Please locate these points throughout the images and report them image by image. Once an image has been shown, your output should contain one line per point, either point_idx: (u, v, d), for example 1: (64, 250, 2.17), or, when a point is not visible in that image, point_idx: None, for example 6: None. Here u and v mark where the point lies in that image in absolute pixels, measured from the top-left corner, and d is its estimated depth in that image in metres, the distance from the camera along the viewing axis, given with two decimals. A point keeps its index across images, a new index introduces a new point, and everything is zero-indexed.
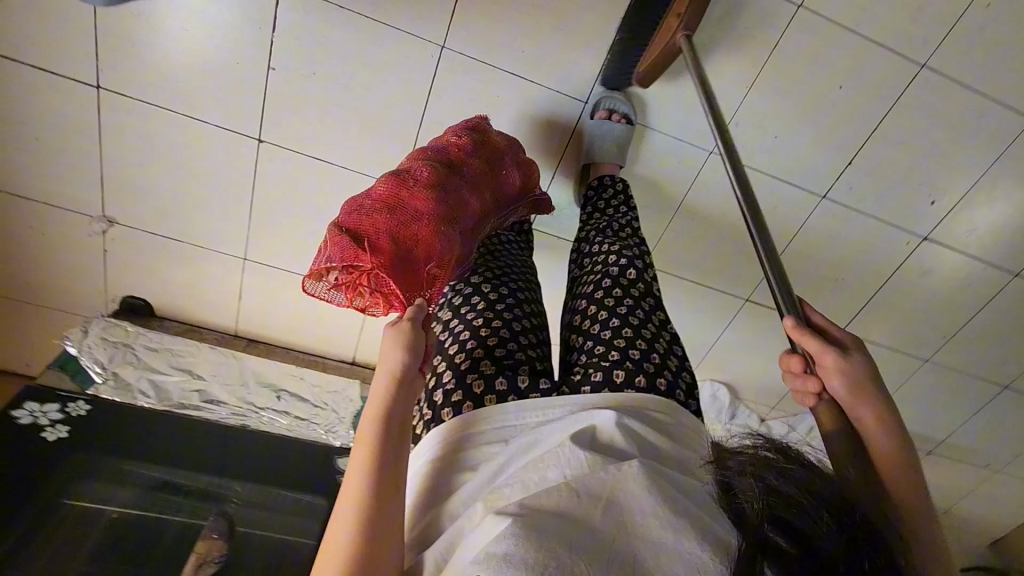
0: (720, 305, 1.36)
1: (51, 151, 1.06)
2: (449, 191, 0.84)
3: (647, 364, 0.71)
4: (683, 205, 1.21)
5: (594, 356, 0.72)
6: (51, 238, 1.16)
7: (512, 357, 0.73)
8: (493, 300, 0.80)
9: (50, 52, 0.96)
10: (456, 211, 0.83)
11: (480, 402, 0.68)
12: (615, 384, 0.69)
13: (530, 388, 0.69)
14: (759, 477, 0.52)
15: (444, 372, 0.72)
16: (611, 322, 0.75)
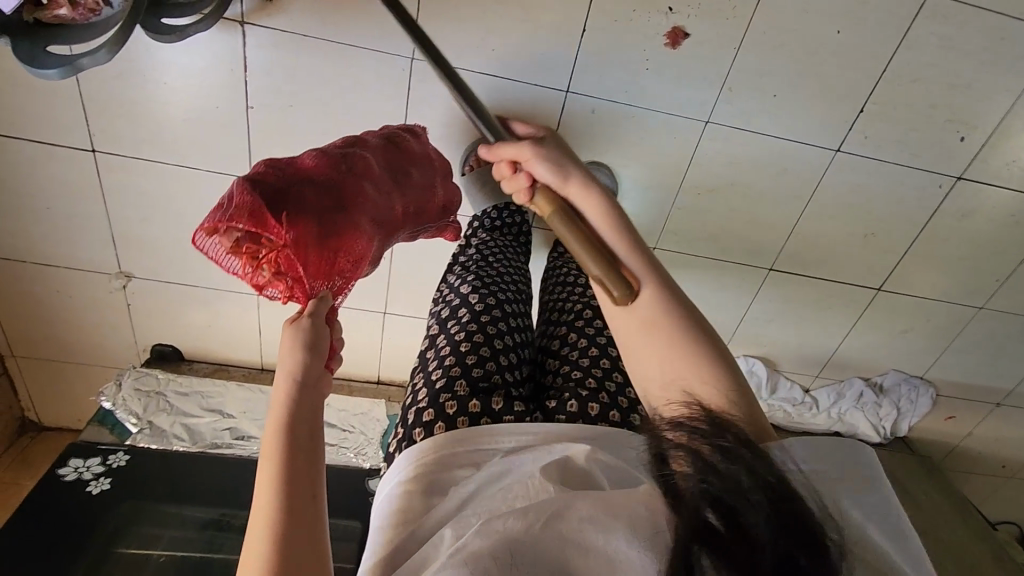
0: (742, 278, 1.29)
1: (63, 217, 1.11)
2: (359, 185, 0.84)
3: (621, 398, 0.77)
4: (687, 181, 1.16)
5: (572, 381, 0.78)
6: (78, 300, 1.22)
7: (490, 378, 0.74)
8: (477, 315, 0.81)
9: (43, 124, 1.00)
10: (363, 204, 0.84)
11: (451, 425, 0.68)
12: (591, 417, 0.74)
13: (505, 411, 0.70)
14: (703, 456, 0.49)
15: (420, 391, 0.73)
16: (593, 357, 0.81)
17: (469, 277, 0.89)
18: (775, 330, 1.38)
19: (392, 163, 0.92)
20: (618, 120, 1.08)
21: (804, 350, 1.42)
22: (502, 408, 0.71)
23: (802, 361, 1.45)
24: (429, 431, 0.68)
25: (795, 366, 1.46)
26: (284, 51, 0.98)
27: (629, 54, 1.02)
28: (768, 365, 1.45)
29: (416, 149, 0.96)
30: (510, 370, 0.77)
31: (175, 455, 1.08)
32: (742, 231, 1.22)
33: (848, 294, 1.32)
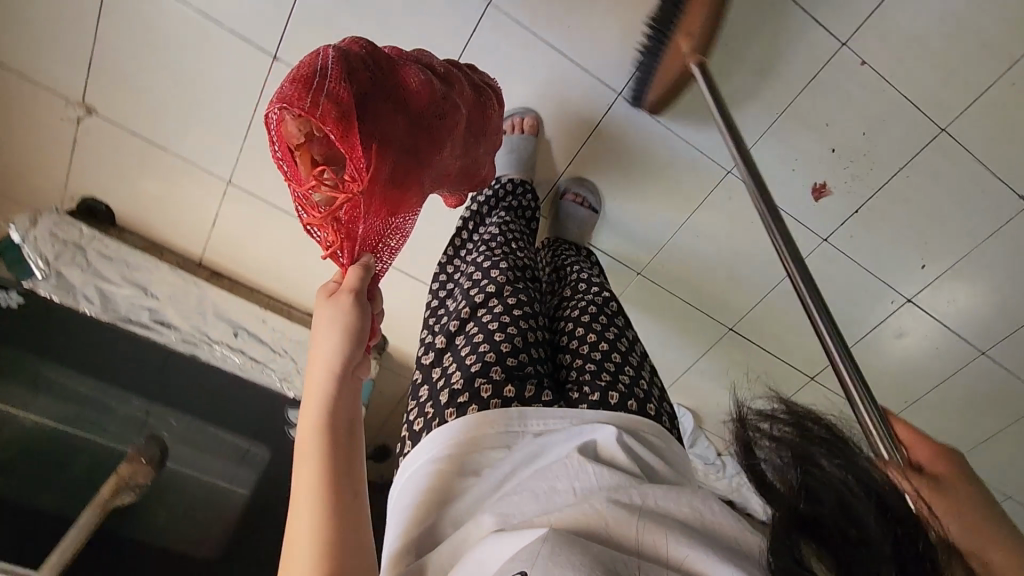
0: (704, 329, 1.34)
1: (31, 20, 0.95)
2: (428, 143, 0.82)
3: (637, 390, 0.76)
4: (690, 221, 1.20)
5: (587, 372, 0.76)
6: (14, 117, 1.05)
7: (524, 367, 0.73)
8: (505, 305, 0.79)
9: None
10: (423, 163, 0.82)
11: (487, 405, 0.68)
12: (613, 406, 0.72)
13: (536, 400, 0.70)
14: (796, 447, 0.52)
15: (453, 374, 0.72)
16: (607, 350, 0.79)
17: (495, 262, 0.88)
18: (713, 387, 1.45)
19: (467, 123, 0.91)
20: (653, 139, 1.11)
21: (731, 414, 1.50)
22: (533, 396, 0.71)
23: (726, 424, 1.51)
24: (463, 411, 0.68)
25: (717, 426, 1.53)
26: None
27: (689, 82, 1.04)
28: (695, 418, 1.51)
29: (489, 113, 0.95)
30: (538, 360, 0.76)
31: (78, 317, 0.94)
32: (719, 286, 1.28)
33: (787, 374, 1.41)
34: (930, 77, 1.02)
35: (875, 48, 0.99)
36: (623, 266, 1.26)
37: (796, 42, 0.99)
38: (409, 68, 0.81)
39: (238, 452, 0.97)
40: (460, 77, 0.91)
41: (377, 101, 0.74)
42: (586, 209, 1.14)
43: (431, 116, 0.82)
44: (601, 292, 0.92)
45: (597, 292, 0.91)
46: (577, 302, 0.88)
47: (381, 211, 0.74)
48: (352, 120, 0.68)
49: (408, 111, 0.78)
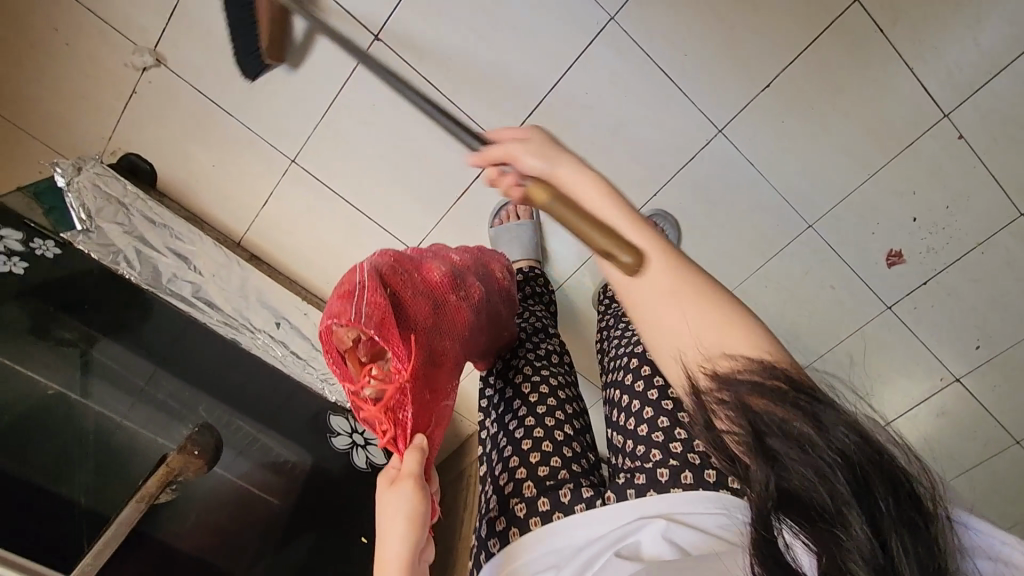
0: None
1: None
2: (481, 324, 0.80)
3: (693, 454, 0.63)
4: (761, 271, 1.15)
5: (636, 457, 0.66)
6: (74, 56, 0.96)
7: (558, 475, 0.66)
8: (530, 403, 0.74)
9: None
10: (473, 343, 0.80)
11: (526, 530, 0.63)
12: (664, 486, 0.60)
13: (576, 502, 0.63)
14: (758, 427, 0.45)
15: (491, 502, 0.69)
16: (653, 413, 0.68)
17: (516, 353, 0.83)
18: None
19: (509, 304, 0.86)
20: (744, 182, 1.07)
21: None
22: (573, 502, 0.64)
23: None
24: (506, 540, 0.64)
25: None
26: None
27: (790, 129, 1.02)
28: None
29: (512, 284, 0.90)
30: (577, 462, 0.70)
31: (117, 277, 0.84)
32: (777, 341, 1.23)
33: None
34: (1017, 160, 1.03)
35: (971, 123, 1.01)
36: None
37: (899, 107, 1.00)
38: (428, 265, 0.79)
39: (265, 456, 0.86)
40: (499, 265, 0.89)
41: (414, 305, 0.74)
42: None
43: (456, 308, 0.77)
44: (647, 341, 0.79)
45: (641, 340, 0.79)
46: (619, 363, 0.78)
47: (428, 397, 0.74)
48: (392, 326, 0.68)
49: (434, 300, 0.76)
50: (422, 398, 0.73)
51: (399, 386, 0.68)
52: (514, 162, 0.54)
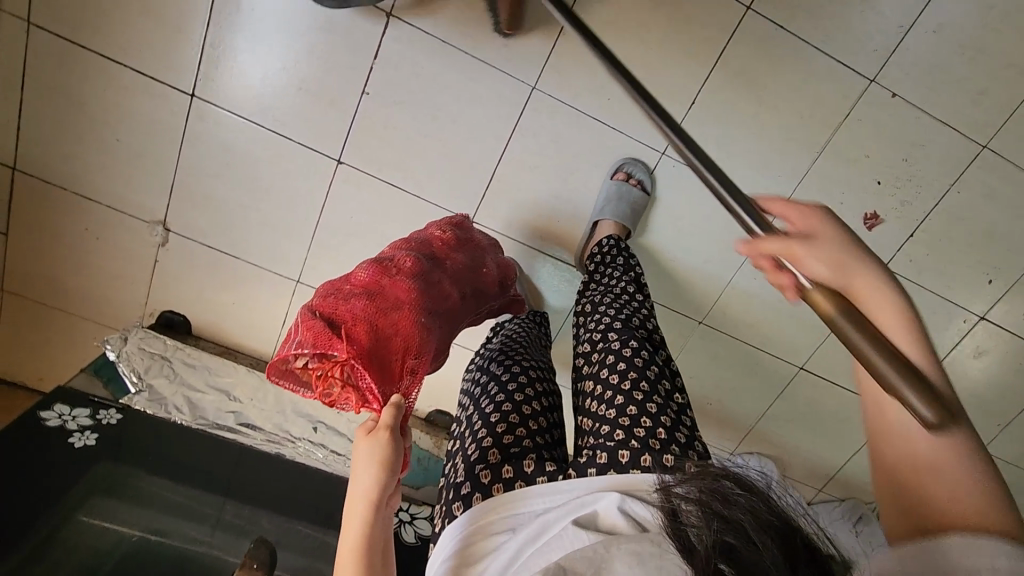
0: (774, 373, 1.30)
1: (128, 155, 1.07)
2: (427, 287, 0.92)
3: (654, 441, 0.76)
4: (746, 263, 1.20)
5: (601, 437, 0.79)
6: (105, 244, 1.14)
7: (521, 445, 0.80)
8: (510, 393, 0.87)
9: (155, 58, 1.00)
10: (429, 303, 0.90)
11: (488, 493, 0.75)
12: (623, 465, 0.74)
13: (538, 473, 0.76)
14: (694, 495, 0.59)
15: (459, 467, 0.80)
16: (623, 403, 0.80)
17: (496, 358, 0.96)
18: (795, 433, 1.37)
19: (456, 266, 0.99)
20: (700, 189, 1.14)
21: (816, 462, 1.41)
22: (537, 471, 0.77)
23: (810, 471, 1.41)
24: (469, 501, 0.75)
25: (802, 476, 1.42)
26: (418, 51, 1.00)
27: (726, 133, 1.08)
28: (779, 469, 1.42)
29: (451, 237, 1.01)
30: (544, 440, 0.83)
31: (173, 425, 0.97)
32: (785, 324, 1.25)
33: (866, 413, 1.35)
34: (961, 101, 1.06)
35: (901, 81, 1.04)
36: (681, 319, 1.25)
37: (826, 85, 1.05)
38: (359, 266, 0.89)
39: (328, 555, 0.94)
40: (442, 224, 1.04)
41: (350, 297, 0.83)
42: (638, 188, 1.09)
43: (391, 286, 0.88)
44: (623, 337, 0.90)
45: (616, 336, 0.90)
46: (595, 360, 0.89)
47: (401, 361, 0.84)
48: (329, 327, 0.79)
49: (367, 288, 0.86)
50: (388, 361, 0.82)
51: (350, 364, 0.78)
52: (792, 254, 0.51)
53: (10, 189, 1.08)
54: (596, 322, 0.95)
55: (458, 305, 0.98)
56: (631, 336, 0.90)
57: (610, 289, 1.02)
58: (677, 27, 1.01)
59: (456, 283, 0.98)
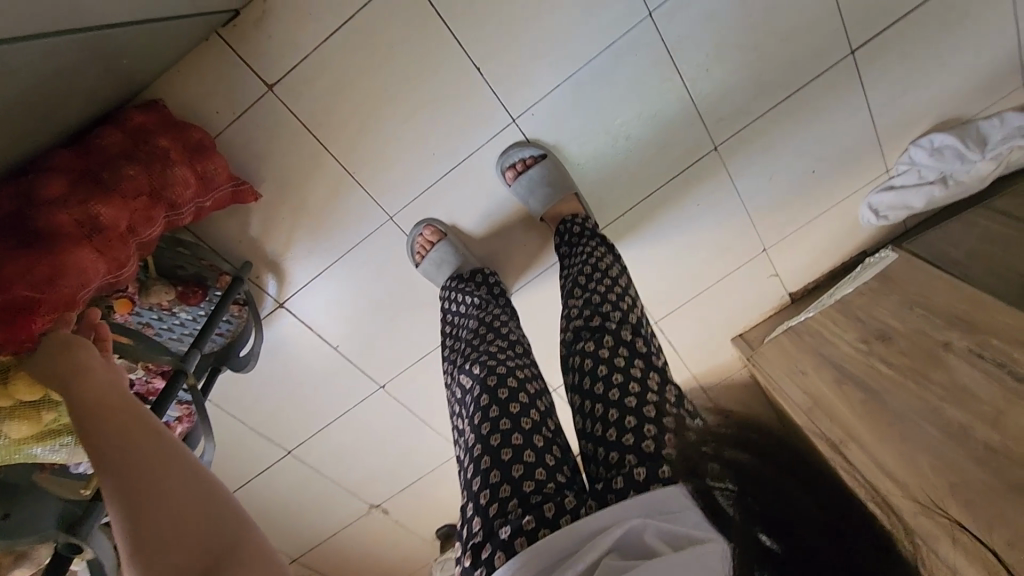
0: (833, 88, 1.04)
1: (313, 505, 1.37)
2: (69, 209, 0.67)
3: (665, 449, 0.62)
4: (686, 72, 0.98)
5: (611, 463, 0.64)
6: (369, 540, 1.48)
7: (539, 485, 0.62)
8: (503, 405, 0.71)
9: (252, 463, 1.26)
10: (60, 198, 0.67)
11: (512, 551, 0.57)
12: (641, 486, 0.60)
13: (562, 515, 0.58)
14: (717, 450, 0.52)
15: (473, 518, 0.63)
16: (619, 417, 0.67)
17: (478, 360, 0.81)
18: (925, 90, 1.07)
19: (116, 176, 0.73)
20: (578, 95, 0.97)
21: (981, 79, 1.07)
22: (557, 513, 0.59)
23: (985, 90, 1.09)
24: (492, 565, 0.57)
25: (979, 102, 1.10)
26: (320, 296, 1.09)
27: (532, 41, 0.92)
28: (950, 127, 1.12)
29: (142, 126, 0.79)
30: (559, 468, 0.66)
31: None
32: (785, 52, 0.99)
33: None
34: None
35: None
36: (700, 165, 1.08)
37: None
38: None
39: None
40: (136, 114, 0.80)
41: None
42: (536, 165, 0.99)
43: (28, 217, 0.64)
44: (605, 337, 0.77)
45: (597, 338, 0.77)
46: (580, 367, 0.75)
47: (27, 277, 0.61)
48: None
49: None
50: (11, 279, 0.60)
51: None
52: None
53: (308, 566, 1.49)
54: (569, 325, 0.83)
55: (94, 189, 0.71)
56: (618, 332, 0.77)
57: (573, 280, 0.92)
58: (393, 52, 0.89)
59: (86, 164, 0.73)
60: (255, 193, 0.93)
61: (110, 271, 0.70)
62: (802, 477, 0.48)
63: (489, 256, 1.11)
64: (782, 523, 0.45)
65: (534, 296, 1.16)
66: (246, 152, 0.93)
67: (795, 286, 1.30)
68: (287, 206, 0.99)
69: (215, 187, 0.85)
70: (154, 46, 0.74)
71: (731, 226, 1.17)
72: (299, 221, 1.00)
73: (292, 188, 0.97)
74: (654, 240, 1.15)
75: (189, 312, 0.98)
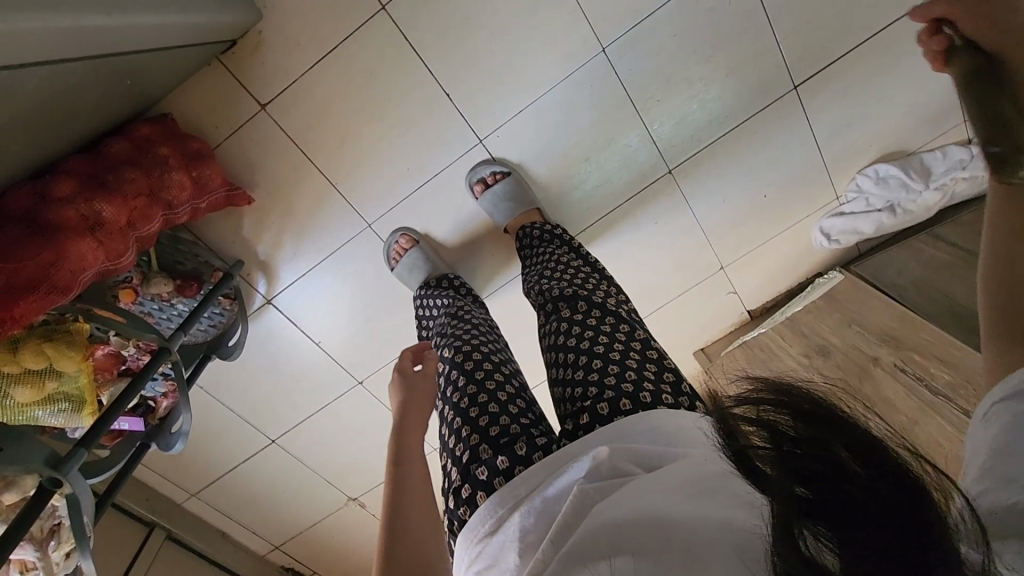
0: (778, 118, 1.12)
1: (292, 495, 1.45)
2: (77, 208, 0.81)
3: (625, 384, 0.64)
4: (639, 101, 1.08)
5: (577, 402, 0.66)
6: (346, 533, 1.55)
7: (508, 428, 0.65)
8: (470, 373, 0.74)
9: (236, 451, 1.36)
10: (71, 200, 0.81)
11: (491, 490, 0.60)
12: (605, 419, 0.62)
13: (532, 451, 0.62)
14: (755, 410, 0.43)
15: (452, 471, 0.66)
16: (586, 361, 0.68)
17: (447, 343, 0.85)
18: (866, 124, 1.15)
19: (121, 183, 0.87)
20: (538, 120, 1.08)
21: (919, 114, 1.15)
22: (529, 450, 0.62)
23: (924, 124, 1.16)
24: (473, 504, 0.61)
25: (920, 136, 1.18)
26: (305, 293, 1.19)
27: (494, 70, 1.03)
28: (895, 158, 1.19)
29: (146, 137, 0.93)
30: (524, 415, 0.68)
31: None
32: (729, 86, 1.08)
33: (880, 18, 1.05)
34: None
35: None
36: (655, 186, 1.17)
37: None
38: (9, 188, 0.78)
39: None
40: (146, 128, 0.94)
41: None
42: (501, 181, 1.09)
43: (43, 214, 0.78)
44: (573, 300, 0.80)
45: (566, 301, 0.80)
46: (550, 327, 0.78)
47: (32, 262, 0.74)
48: None
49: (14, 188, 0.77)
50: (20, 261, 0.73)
51: None
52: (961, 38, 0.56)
53: (291, 554, 1.57)
54: (540, 296, 0.86)
55: (100, 188, 0.85)
56: (586, 296, 0.80)
57: (551, 263, 0.96)
58: (371, 78, 1.01)
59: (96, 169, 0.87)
60: (247, 197, 1.05)
61: (108, 258, 0.83)
62: (862, 433, 0.38)
63: (460, 263, 1.20)
64: (822, 481, 0.37)
65: (501, 303, 1.25)
66: (241, 163, 1.05)
67: (754, 304, 1.36)
68: (276, 212, 1.10)
69: (211, 191, 0.99)
70: (160, 70, 0.87)
71: (687, 245, 1.25)
72: (287, 224, 1.12)
73: (280, 194, 1.09)
74: (615, 255, 1.24)
75: (185, 303, 1.08)
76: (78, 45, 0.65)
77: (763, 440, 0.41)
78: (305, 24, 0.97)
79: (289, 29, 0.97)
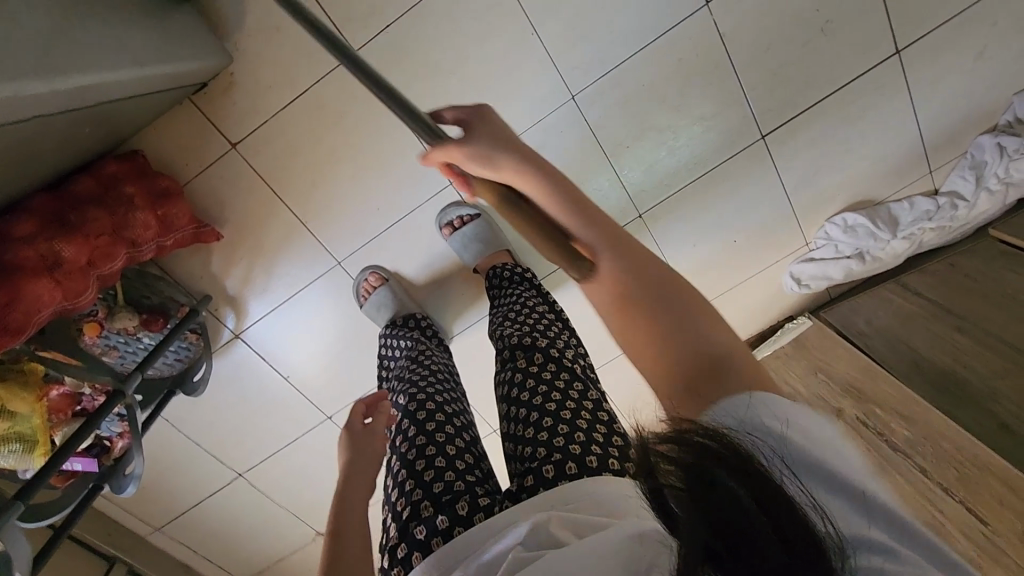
0: (747, 167, 1.14)
1: (257, 529, 1.43)
2: (36, 248, 0.81)
3: (572, 445, 0.64)
4: (608, 147, 1.09)
5: (524, 460, 0.66)
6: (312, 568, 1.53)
7: (452, 485, 0.64)
8: (421, 423, 0.74)
9: (200, 484, 1.33)
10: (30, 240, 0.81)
11: (428, 551, 0.60)
12: (549, 482, 0.61)
13: (472, 512, 0.61)
14: (678, 447, 0.41)
15: (391, 527, 0.65)
16: (537, 419, 0.68)
17: (404, 387, 0.84)
18: (834, 174, 1.17)
19: (83, 222, 0.87)
20: None
21: (886, 166, 1.17)
22: (471, 510, 0.61)
23: (891, 175, 1.18)
24: (409, 564, 0.60)
25: (887, 186, 1.20)
26: (272, 328, 1.18)
27: None
28: (863, 207, 1.21)
29: (112, 176, 0.93)
30: (471, 471, 0.68)
31: None
32: (699, 136, 1.10)
33: (846, 74, 1.07)
34: None
35: None
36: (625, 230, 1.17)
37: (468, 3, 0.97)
38: None
39: None
40: (114, 165, 0.94)
41: None
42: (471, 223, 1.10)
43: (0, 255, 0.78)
44: (530, 350, 0.79)
45: (523, 350, 0.80)
46: (506, 377, 0.77)
47: None
48: None
49: None
50: None
51: None
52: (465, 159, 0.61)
53: None
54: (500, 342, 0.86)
55: (61, 227, 0.84)
56: (544, 346, 0.80)
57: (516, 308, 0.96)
58: (342, 121, 1.02)
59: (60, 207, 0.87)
60: (216, 235, 1.05)
61: (67, 298, 0.83)
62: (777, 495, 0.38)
63: (430, 301, 1.20)
64: (733, 539, 0.36)
65: (470, 340, 1.25)
66: (211, 200, 1.05)
67: None
68: (244, 248, 1.10)
69: (176, 228, 0.99)
70: (130, 112, 0.88)
71: None
72: (256, 260, 1.11)
73: (249, 231, 1.09)
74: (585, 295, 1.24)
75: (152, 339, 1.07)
76: (44, 103, 0.66)
77: (679, 478, 0.40)
78: (278, 68, 0.98)
79: (262, 73, 0.98)
